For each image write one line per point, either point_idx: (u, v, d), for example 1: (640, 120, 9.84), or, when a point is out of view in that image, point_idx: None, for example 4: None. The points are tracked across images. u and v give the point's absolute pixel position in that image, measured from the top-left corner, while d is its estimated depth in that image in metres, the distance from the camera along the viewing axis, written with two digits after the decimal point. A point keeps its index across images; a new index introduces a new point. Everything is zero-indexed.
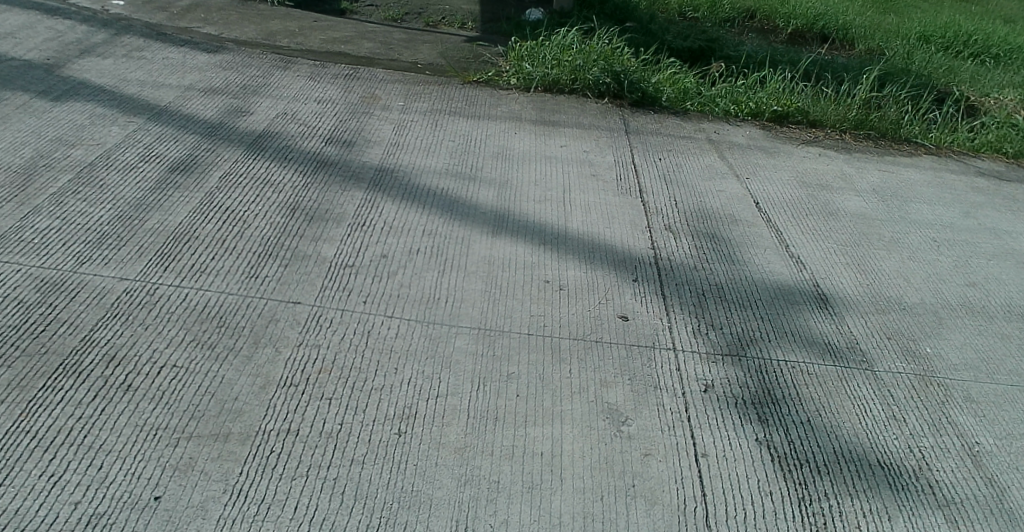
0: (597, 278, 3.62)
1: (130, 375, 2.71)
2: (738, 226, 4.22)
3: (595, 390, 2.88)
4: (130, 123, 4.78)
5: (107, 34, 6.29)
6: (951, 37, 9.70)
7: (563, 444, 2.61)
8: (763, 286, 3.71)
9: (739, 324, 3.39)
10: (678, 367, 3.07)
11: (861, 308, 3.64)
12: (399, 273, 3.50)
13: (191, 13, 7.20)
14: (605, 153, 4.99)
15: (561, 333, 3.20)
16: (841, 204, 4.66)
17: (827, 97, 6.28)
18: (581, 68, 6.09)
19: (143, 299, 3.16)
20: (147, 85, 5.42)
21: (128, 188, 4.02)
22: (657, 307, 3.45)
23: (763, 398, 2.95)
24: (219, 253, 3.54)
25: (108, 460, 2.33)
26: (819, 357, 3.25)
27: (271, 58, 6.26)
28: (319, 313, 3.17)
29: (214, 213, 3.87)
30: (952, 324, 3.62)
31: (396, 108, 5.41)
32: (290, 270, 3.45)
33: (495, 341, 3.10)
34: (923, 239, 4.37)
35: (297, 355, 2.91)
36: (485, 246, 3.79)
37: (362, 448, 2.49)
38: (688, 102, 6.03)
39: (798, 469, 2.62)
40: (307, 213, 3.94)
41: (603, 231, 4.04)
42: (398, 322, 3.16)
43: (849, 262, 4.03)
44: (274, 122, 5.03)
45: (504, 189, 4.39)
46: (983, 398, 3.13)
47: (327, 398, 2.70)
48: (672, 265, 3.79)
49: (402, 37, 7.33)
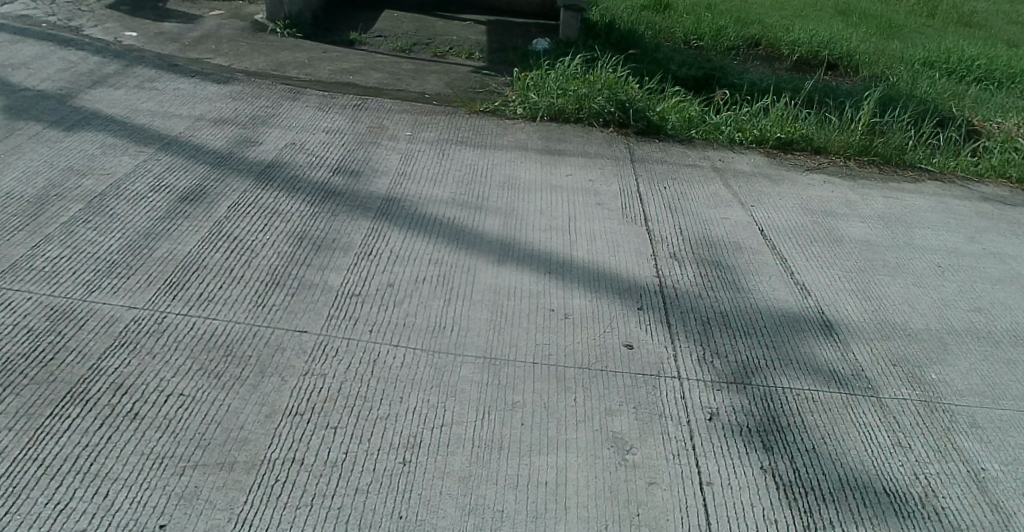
0: (603, 305, 3.63)
1: (137, 403, 2.73)
2: (743, 254, 4.23)
3: (599, 419, 2.88)
4: (140, 153, 4.85)
5: (119, 65, 6.41)
6: (954, 63, 9.77)
7: (568, 473, 2.60)
8: (767, 314, 3.71)
9: (743, 352, 3.38)
10: (683, 395, 3.07)
11: (867, 335, 3.63)
12: (404, 302, 3.52)
13: (202, 44, 7.33)
14: (611, 182, 5.02)
15: (567, 362, 3.20)
16: (846, 230, 4.67)
17: (831, 124, 6.32)
18: (587, 97, 6.15)
19: (151, 327, 3.19)
20: (158, 115, 5.50)
21: (138, 218, 4.08)
22: (663, 335, 3.45)
23: (768, 426, 2.95)
24: (227, 282, 3.57)
25: (114, 489, 2.34)
26: (823, 384, 3.25)
27: (281, 89, 6.36)
28: (325, 342, 3.20)
29: (222, 243, 3.92)
30: (957, 350, 3.61)
31: (403, 137, 5.48)
32: (296, 299, 3.48)
33: (501, 371, 3.10)
34: (927, 264, 4.37)
35: (303, 384, 2.93)
36: (490, 275, 3.81)
37: (366, 477, 2.49)
38: (693, 129, 6.09)
39: (803, 497, 2.62)
40: (315, 242, 3.98)
41: (609, 259, 4.06)
42: (404, 351, 3.17)
43: (854, 288, 4.04)
44: (282, 151, 5.10)
45: (510, 218, 4.42)
46: (989, 424, 3.12)
47: (333, 427, 2.72)
48: (676, 294, 3.79)
49: (410, 67, 7.43)
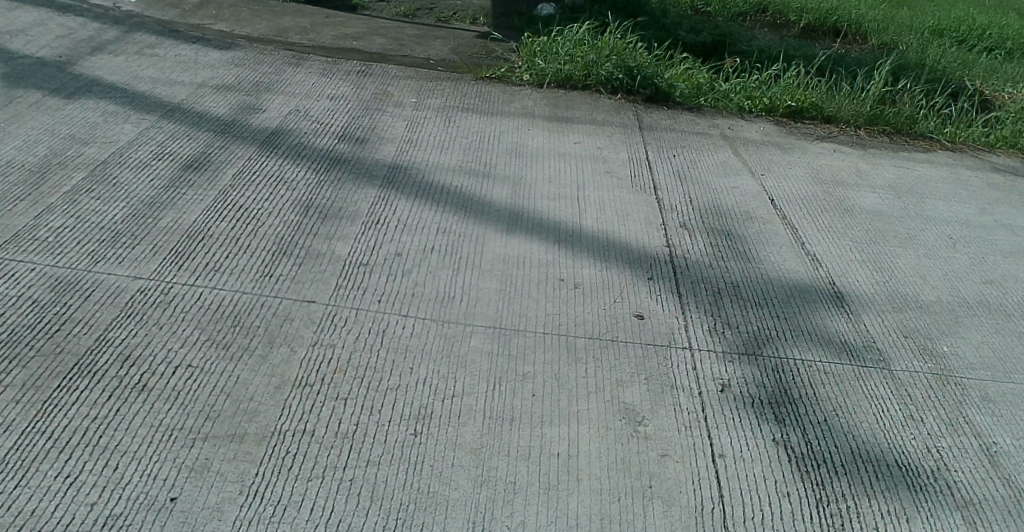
0: (612, 275, 3.57)
1: (145, 375, 2.72)
2: (754, 222, 4.17)
3: (611, 390, 2.85)
4: (143, 121, 4.80)
5: (119, 31, 6.32)
6: (965, 32, 9.64)
7: (580, 445, 2.59)
8: (779, 283, 3.65)
9: (755, 323, 3.33)
10: (695, 367, 3.03)
11: (878, 307, 3.59)
12: (413, 271, 3.47)
13: (203, 10, 7.23)
14: (619, 150, 4.95)
15: (578, 332, 3.15)
16: (857, 200, 4.61)
17: (842, 91, 6.21)
18: (594, 64, 6.05)
19: (157, 298, 3.18)
20: (160, 82, 5.44)
21: (142, 187, 4.04)
22: (673, 305, 3.39)
23: (780, 397, 2.93)
24: (232, 252, 3.55)
25: (124, 461, 2.33)
26: (835, 355, 3.22)
27: (284, 55, 6.27)
28: (333, 312, 3.16)
29: (227, 212, 3.89)
30: (969, 323, 3.58)
31: (408, 104, 5.41)
32: (304, 268, 3.45)
33: (511, 341, 3.06)
34: (938, 236, 4.32)
35: (312, 355, 2.91)
36: (499, 244, 3.75)
37: (378, 449, 2.48)
38: (702, 97, 6.00)
39: (815, 470, 2.60)
40: (320, 211, 3.93)
41: (618, 228, 4.00)
42: (413, 322, 3.13)
43: (866, 259, 3.98)
44: (286, 118, 5.03)
45: (518, 187, 4.35)
46: (1001, 397, 3.11)
47: (343, 398, 2.70)
48: (687, 263, 3.72)
49: (413, 32, 7.32)
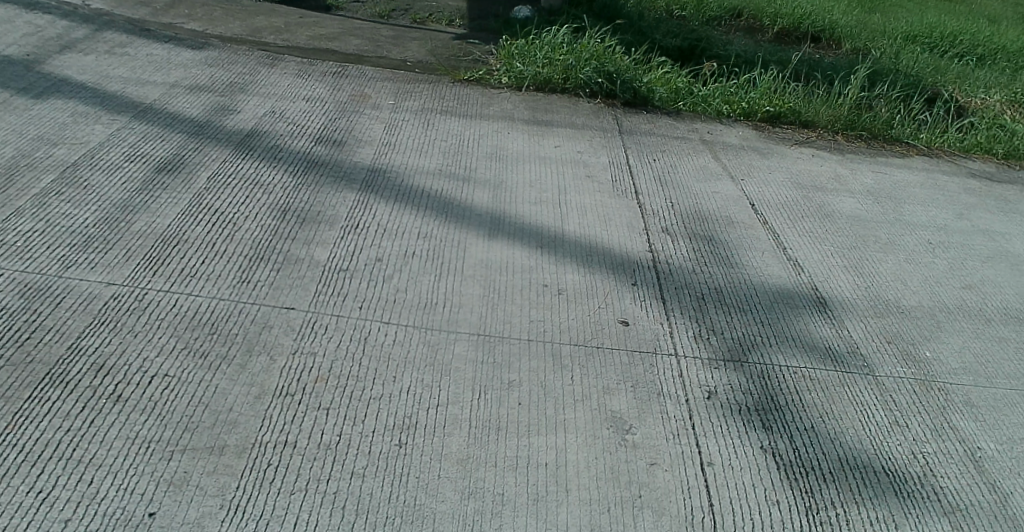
0: (596, 280, 3.54)
1: (120, 386, 2.64)
2: (736, 227, 4.17)
3: (598, 398, 2.82)
4: (114, 122, 4.69)
5: (89, 29, 6.19)
6: (936, 38, 9.78)
7: (568, 454, 2.55)
8: (763, 288, 3.65)
9: (739, 329, 3.32)
10: (682, 374, 3.00)
11: (861, 312, 3.60)
12: (394, 277, 3.41)
13: (175, 9, 7.11)
14: (599, 154, 4.93)
15: (562, 339, 3.11)
16: (836, 205, 4.63)
17: (819, 96, 6.25)
18: (573, 67, 6.03)
19: (131, 305, 3.09)
20: (131, 82, 5.32)
21: (114, 190, 3.95)
22: (658, 311, 3.37)
23: (766, 404, 2.91)
24: (208, 257, 3.47)
25: (99, 475, 2.25)
26: (819, 361, 3.21)
27: (258, 55, 6.17)
28: (313, 319, 3.10)
29: (202, 215, 3.80)
30: (949, 328, 3.61)
31: (386, 106, 5.35)
32: (282, 274, 3.37)
33: (495, 348, 3.02)
34: (917, 241, 4.36)
35: (293, 364, 2.85)
36: (481, 249, 3.70)
37: (362, 460, 2.42)
38: (681, 101, 6.00)
39: (803, 477, 2.59)
40: (298, 214, 3.86)
41: (600, 232, 3.97)
42: (395, 329, 3.08)
43: (848, 264, 4.00)
44: (261, 120, 4.95)
45: (498, 191, 4.31)
46: (983, 403, 3.13)
47: (326, 408, 2.64)
48: (671, 268, 3.71)
49: (389, 33, 7.25)
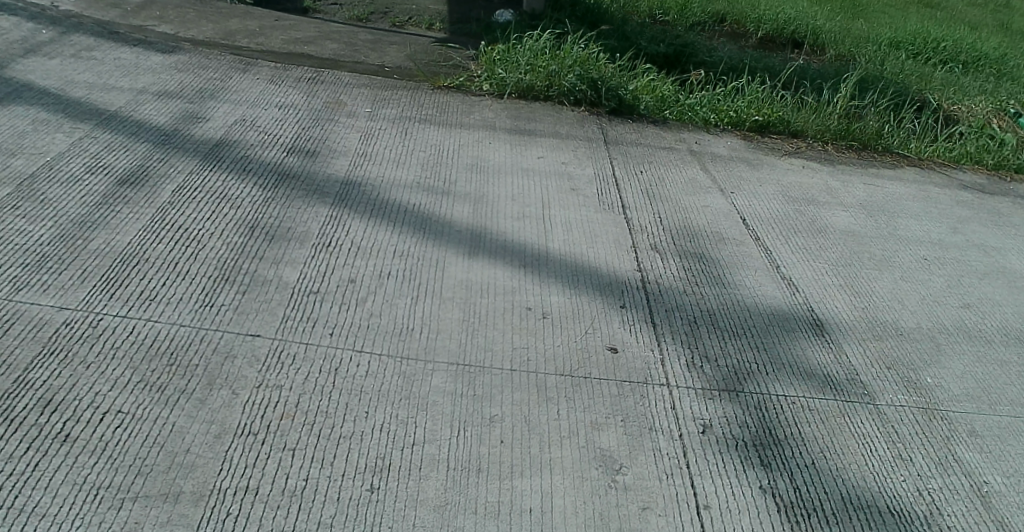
0: (582, 303, 3.36)
1: (69, 424, 2.42)
2: (727, 244, 4.00)
3: (585, 434, 2.63)
4: (76, 130, 4.46)
5: (54, 32, 5.94)
6: (920, 45, 9.71)
7: (554, 498, 2.37)
8: (757, 310, 3.48)
9: (734, 356, 3.15)
10: (675, 406, 2.83)
11: (859, 335, 3.45)
12: (368, 300, 3.21)
13: (145, 10, 6.86)
14: (584, 165, 4.76)
15: (547, 368, 2.93)
16: (829, 219, 4.48)
17: (808, 105, 6.12)
18: (557, 74, 5.85)
19: (85, 332, 2.87)
20: (96, 88, 5.09)
21: (72, 204, 3.72)
22: (648, 337, 3.19)
23: (764, 438, 2.74)
24: (170, 279, 3.25)
25: (41, 528, 2.04)
26: (818, 390, 3.05)
27: (230, 59, 5.95)
28: (280, 348, 2.89)
29: (165, 232, 3.58)
30: (949, 351, 3.46)
31: (362, 114, 5.14)
32: (248, 297, 3.16)
33: (475, 379, 2.83)
34: (913, 258, 4.21)
35: (257, 399, 2.64)
36: (461, 269, 3.51)
37: (330, 509, 2.22)
38: (667, 110, 5.85)
39: (805, 520, 2.42)
40: (267, 232, 3.64)
41: (586, 250, 3.79)
42: (368, 358, 2.88)
43: (843, 283, 3.84)
44: (232, 129, 4.73)
45: (479, 205, 4.12)
46: (987, 432, 2.98)
47: (292, 449, 2.44)
48: (661, 289, 3.53)
49: (367, 37, 7.04)
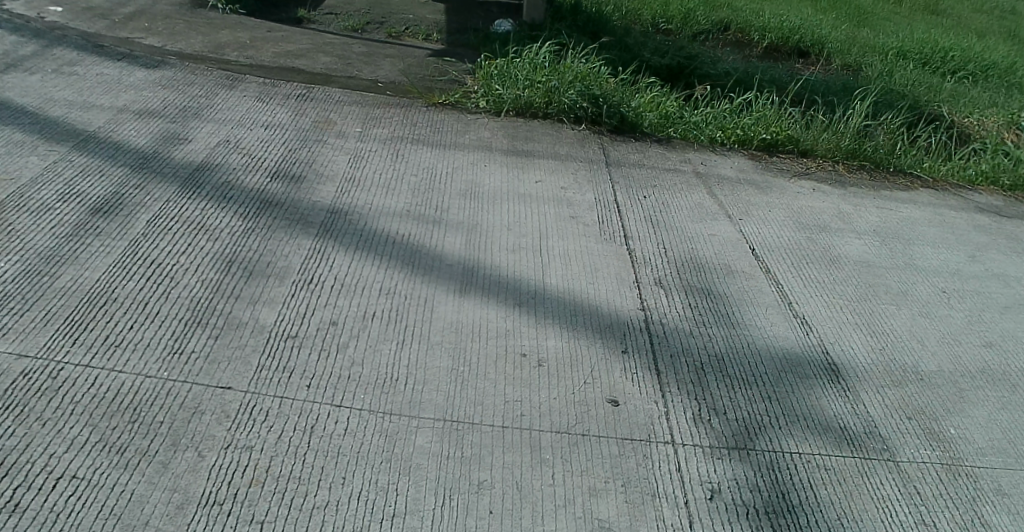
0: (581, 347, 3.13)
1: (17, 491, 2.19)
2: (735, 278, 3.77)
3: (584, 502, 2.40)
4: (51, 153, 4.24)
5: (37, 45, 5.73)
6: (928, 54, 9.47)
7: None
8: (767, 354, 3.25)
9: (744, 408, 2.92)
10: (680, 468, 2.60)
11: (877, 381, 3.21)
12: (351, 346, 2.99)
13: (133, 22, 6.66)
14: (584, 190, 4.53)
15: (542, 424, 2.70)
16: (842, 248, 4.25)
17: (818, 122, 5.89)
18: (556, 90, 5.63)
19: (42, 384, 2.64)
20: (76, 105, 4.87)
21: (40, 236, 3.49)
22: (651, 386, 2.96)
23: (777, 504, 2.51)
24: (139, 322, 3.03)
25: None
26: (834, 446, 2.81)
27: (218, 75, 5.74)
28: (252, 403, 2.66)
29: (137, 268, 3.36)
30: (973, 397, 3.22)
31: (352, 134, 4.92)
32: (221, 344, 2.94)
33: (463, 438, 2.60)
34: (931, 290, 3.98)
35: (224, 462, 2.41)
36: (451, 308, 3.29)
37: None
38: (671, 128, 5.62)
39: None
40: (245, 267, 3.42)
41: (585, 286, 3.56)
42: (348, 414, 2.65)
43: (859, 320, 3.61)
44: (215, 151, 4.51)
45: (473, 235, 3.90)
46: (1017, 490, 2.74)
47: (259, 521, 2.20)
48: (665, 330, 3.31)
49: (362, 50, 6.82)
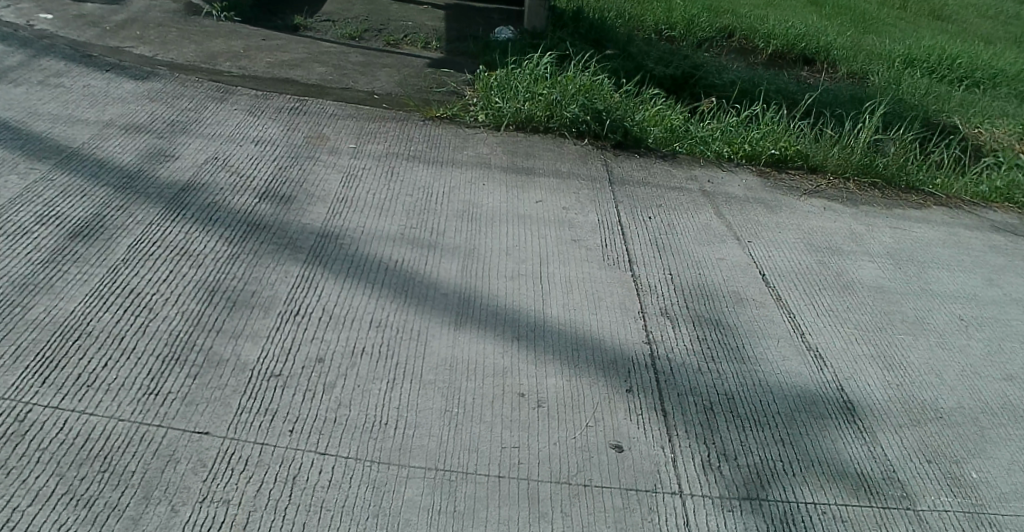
0: (582, 385, 2.96)
1: None
2: (744, 307, 3.60)
3: None
4: (31, 171, 4.07)
5: (24, 56, 5.57)
6: (936, 61, 9.29)
7: None
8: (779, 392, 3.07)
9: (755, 454, 2.74)
10: (689, 523, 2.42)
11: (895, 421, 3.03)
12: (339, 385, 2.81)
13: (125, 30, 6.49)
14: (586, 210, 4.36)
15: (541, 473, 2.53)
16: (854, 273, 4.07)
17: (827, 137, 5.72)
18: (558, 103, 5.46)
19: (7, 427, 2.46)
20: (60, 120, 4.70)
21: (14, 262, 3.32)
22: (658, 429, 2.79)
23: None
24: (114, 358, 2.85)
25: None
26: (852, 495, 2.63)
27: (209, 87, 5.57)
28: (231, 450, 2.49)
29: (115, 298, 3.18)
30: (997, 437, 3.03)
31: (346, 150, 4.75)
32: (200, 383, 2.76)
33: (457, 490, 2.42)
34: (948, 318, 3.80)
35: (199, 518, 2.22)
36: (446, 342, 3.12)
37: None
38: (677, 143, 5.45)
39: None
40: (228, 297, 3.25)
41: (587, 317, 3.39)
42: (333, 463, 2.48)
43: (874, 353, 3.43)
44: (202, 169, 4.34)
45: (469, 260, 3.73)
46: None
47: None
48: (672, 366, 3.13)
49: (358, 60, 6.65)
